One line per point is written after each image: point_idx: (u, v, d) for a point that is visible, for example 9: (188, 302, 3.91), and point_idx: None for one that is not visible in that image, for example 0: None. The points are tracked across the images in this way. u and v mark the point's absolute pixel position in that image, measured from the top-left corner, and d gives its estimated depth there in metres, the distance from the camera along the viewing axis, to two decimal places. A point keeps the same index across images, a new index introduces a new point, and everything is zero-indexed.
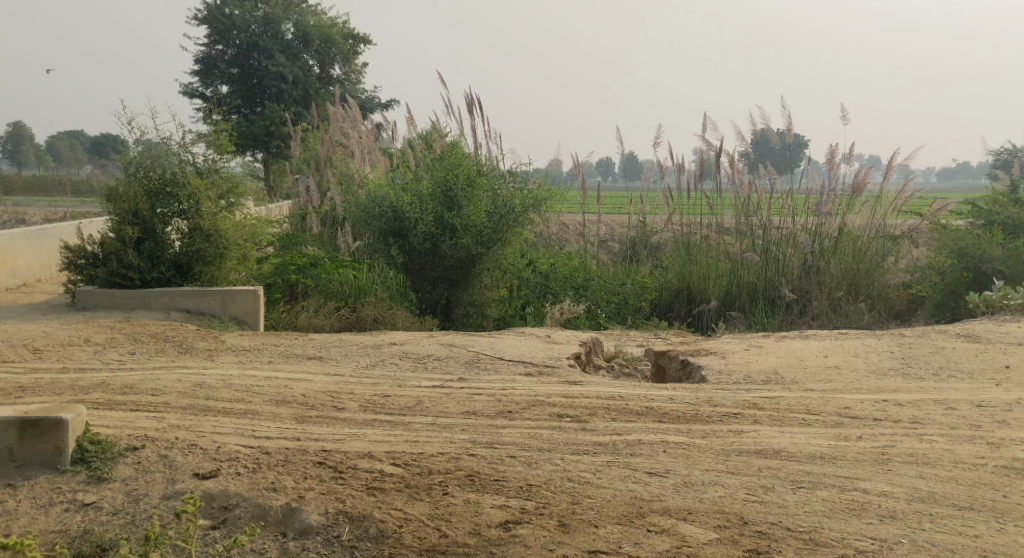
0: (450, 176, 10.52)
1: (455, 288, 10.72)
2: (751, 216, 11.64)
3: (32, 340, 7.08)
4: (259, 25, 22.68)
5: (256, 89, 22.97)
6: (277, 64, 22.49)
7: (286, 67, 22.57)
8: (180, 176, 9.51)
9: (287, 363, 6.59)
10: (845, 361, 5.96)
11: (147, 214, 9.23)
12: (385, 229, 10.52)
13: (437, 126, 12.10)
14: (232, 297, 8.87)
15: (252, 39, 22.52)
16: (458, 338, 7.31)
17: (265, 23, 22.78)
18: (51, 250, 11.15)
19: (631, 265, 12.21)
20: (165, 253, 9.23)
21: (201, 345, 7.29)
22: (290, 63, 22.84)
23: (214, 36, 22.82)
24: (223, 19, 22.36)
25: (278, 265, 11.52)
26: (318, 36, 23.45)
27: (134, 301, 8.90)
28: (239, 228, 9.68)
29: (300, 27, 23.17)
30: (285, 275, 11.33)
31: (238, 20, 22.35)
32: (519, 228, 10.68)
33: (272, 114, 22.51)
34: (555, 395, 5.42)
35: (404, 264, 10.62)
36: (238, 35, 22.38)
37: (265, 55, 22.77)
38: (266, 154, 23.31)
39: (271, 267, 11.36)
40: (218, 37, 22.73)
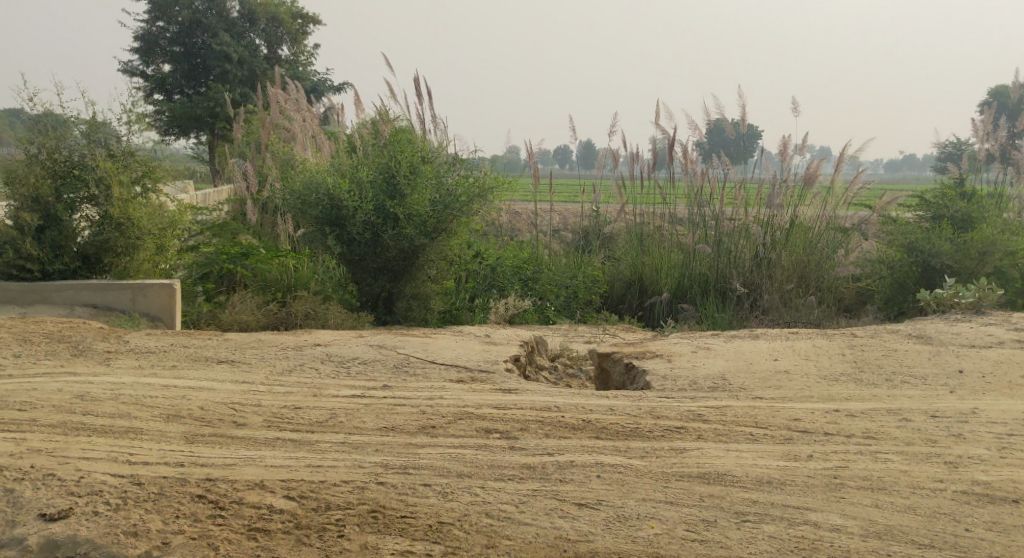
0: (393, 162, 9.91)
1: (397, 279, 10.03)
2: (704, 206, 11.17)
3: None
4: (203, 2, 21.71)
5: (200, 69, 22.02)
6: (221, 44, 21.58)
7: (231, 47, 21.66)
8: (88, 160, 8.82)
9: (191, 368, 5.92)
10: (796, 365, 5.36)
11: (50, 201, 8.53)
12: (321, 218, 9.87)
13: (380, 109, 11.41)
14: (143, 291, 8.27)
15: (195, 17, 21.53)
16: (387, 338, 6.67)
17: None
18: None
19: (582, 256, 11.69)
20: (70, 244, 8.59)
21: (100, 348, 6.60)
22: (235, 43, 21.92)
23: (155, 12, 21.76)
24: None
25: (208, 254, 10.84)
26: (264, 15, 22.55)
27: (32, 295, 8.26)
28: (154, 216, 9.02)
29: (246, 5, 22.24)
30: (217, 266, 10.67)
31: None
32: (464, 218, 10.05)
33: (216, 95, 21.57)
34: (484, 407, 4.82)
35: (343, 255, 9.95)
36: (180, 12, 21.38)
37: (208, 34, 21.80)
38: (210, 136, 22.38)
39: (202, 258, 10.69)
40: (159, 14, 21.68)
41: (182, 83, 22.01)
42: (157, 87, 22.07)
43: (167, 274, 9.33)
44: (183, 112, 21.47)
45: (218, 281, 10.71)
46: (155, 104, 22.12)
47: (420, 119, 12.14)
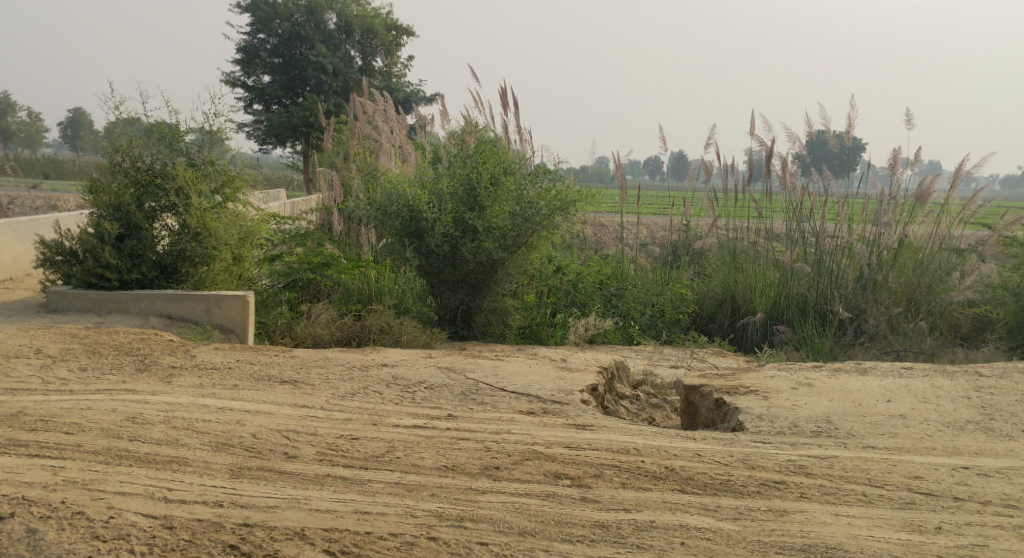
0: (474, 174, 9.56)
1: (476, 293, 9.67)
2: (803, 222, 10.48)
3: None
4: (302, 14, 21.87)
5: (297, 80, 22.22)
6: (318, 54, 21.70)
7: (328, 58, 21.77)
8: (169, 168, 8.72)
9: (252, 387, 5.64)
10: (913, 409, 4.73)
11: (131, 209, 8.45)
12: (400, 230, 9.57)
13: (465, 119, 11.07)
14: (218, 302, 8.10)
15: (294, 29, 21.73)
16: (458, 361, 6.26)
17: (307, 12, 21.99)
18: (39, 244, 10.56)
19: (670, 271, 11.12)
20: (148, 253, 8.47)
21: (165, 363, 6.40)
22: (332, 54, 22.04)
23: (256, 25, 22.09)
24: (265, 8, 21.60)
25: (289, 263, 10.67)
26: (360, 27, 22.63)
27: (110, 304, 8.20)
28: (231, 226, 8.85)
29: (343, 17, 22.34)
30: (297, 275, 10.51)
31: (281, 9, 21.61)
32: (545, 233, 9.60)
33: (311, 106, 21.71)
34: (556, 446, 4.36)
35: (421, 268, 9.65)
36: (280, 24, 21.61)
37: (306, 45, 21.98)
38: (305, 146, 22.56)
39: (283, 268, 10.53)
40: (259, 26, 21.98)
41: (280, 94, 22.24)
42: (257, 97, 22.38)
43: (243, 284, 9.18)
44: (281, 122, 21.70)
45: (298, 290, 10.53)
46: (254, 114, 22.46)
47: (505, 129, 11.76)
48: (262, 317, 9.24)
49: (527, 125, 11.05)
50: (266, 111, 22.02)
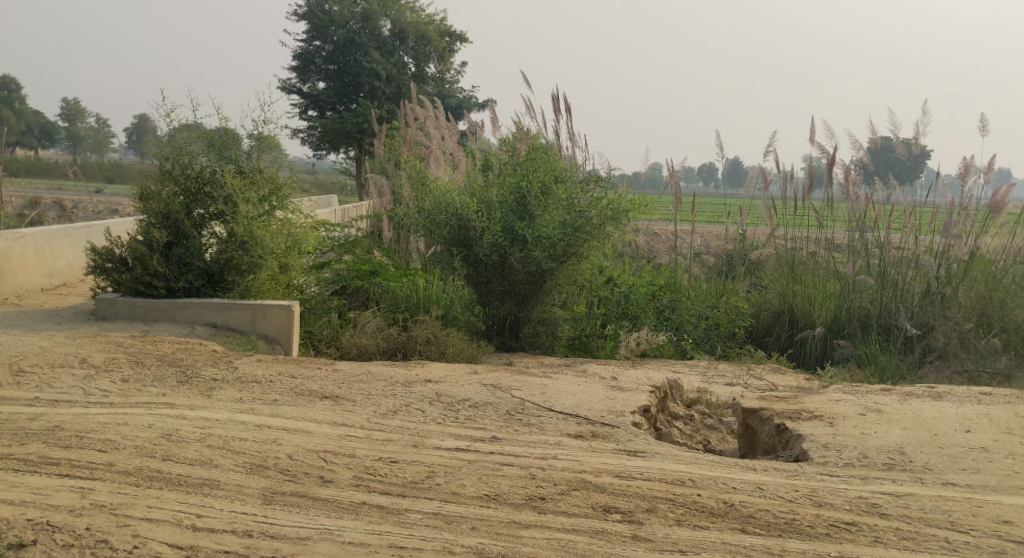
0: (523, 182, 9.33)
1: (525, 303, 9.45)
2: (866, 232, 10.07)
3: (21, 367, 6.36)
4: (357, 21, 21.88)
5: (352, 86, 22.25)
6: (372, 61, 21.69)
7: (381, 65, 21.75)
8: (218, 176, 8.65)
9: (292, 403, 5.47)
10: (996, 441, 4.39)
11: (179, 216, 8.38)
12: (448, 239, 9.39)
13: (517, 126, 10.86)
14: (263, 311, 8.00)
15: (349, 36, 21.75)
16: (504, 378, 6.03)
17: (363, 19, 21.99)
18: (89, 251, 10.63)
19: (725, 282, 10.76)
20: (195, 260, 8.37)
21: (207, 375, 6.29)
22: (385, 60, 22.02)
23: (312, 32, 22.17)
24: (322, 15, 21.66)
25: (337, 271, 10.56)
26: (414, 33, 22.57)
27: (157, 313, 8.14)
28: (277, 235, 8.74)
29: (398, 24, 22.29)
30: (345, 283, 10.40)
31: (336, 16, 21.64)
32: (596, 242, 9.33)
33: (365, 112, 21.72)
34: (605, 474, 4.12)
35: (469, 277, 9.46)
36: (335, 31, 21.68)
37: (361, 52, 21.99)
38: (358, 151, 22.58)
39: (331, 276, 10.43)
40: (315, 33, 22.05)
41: (335, 100, 22.29)
42: (312, 103, 22.49)
43: (289, 293, 9.08)
44: (334, 128, 21.74)
45: (347, 297, 10.40)
46: (308, 120, 22.57)
47: (557, 136, 11.53)
48: (309, 326, 9.13)
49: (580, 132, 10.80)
50: (320, 118, 22.11)
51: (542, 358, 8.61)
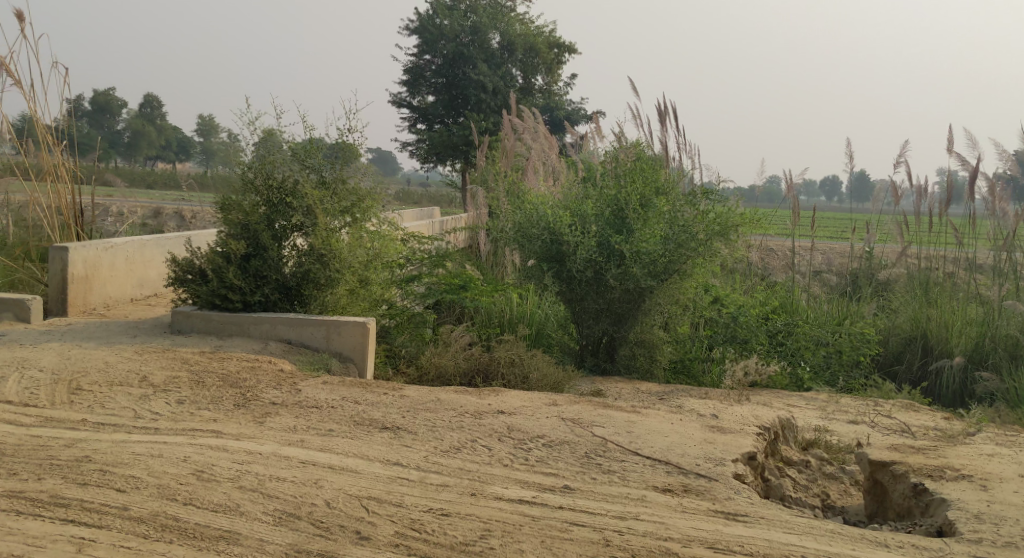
0: (622, 194, 8.71)
1: (620, 324, 8.72)
2: (1014, 251, 9.07)
3: (79, 384, 6.03)
4: (467, 35, 21.50)
5: (459, 99, 21.90)
6: (479, 73, 21.27)
7: (489, 77, 21.31)
8: (300, 186, 8.00)
9: (347, 435, 4.91)
10: None
11: (260, 227, 7.74)
12: (539, 254, 8.77)
13: (621, 136, 10.16)
14: (338, 329, 7.37)
15: (459, 49, 21.35)
16: (588, 412, 5.33)
17: (472, 32, 21.58)
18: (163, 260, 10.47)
19: (848, 303, 9.71)
20: (273, 274, 7.77)
21: (267, 398, 5.79)
22: (493, 73, 21.57)
23: (422, 46, 21.88)
24: (433, 29, 21.37)
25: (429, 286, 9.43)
26: (523, 45, 22.04)
27: (232, 327, 7.58)
28: (355, 248, 8.11)
29: (506, 36, 21.80)
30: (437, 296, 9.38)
31: (447, 30, 21.29)
32: (699, 260, 8.51)
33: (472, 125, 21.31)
34: (695, 544, 3.45)
35: (562, 294, 8.81)
36: (445, 45, 21.34)
37: (469, 65, 21.61)
38: (465, 165, 22.18)
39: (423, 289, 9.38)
40: (425, 48, 21.75)
41: (443, 113, 21.99)
42: (421, 116, 22.26)
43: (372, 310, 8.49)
44: (441, 142, 21.43)
45: (441, 311, 9.75)
46: (417, 133, 22.35)
47: (664, 147, 10.77)
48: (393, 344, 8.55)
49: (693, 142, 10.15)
50: (428, 131, 21.85)
51: (641, 384, 7.87)
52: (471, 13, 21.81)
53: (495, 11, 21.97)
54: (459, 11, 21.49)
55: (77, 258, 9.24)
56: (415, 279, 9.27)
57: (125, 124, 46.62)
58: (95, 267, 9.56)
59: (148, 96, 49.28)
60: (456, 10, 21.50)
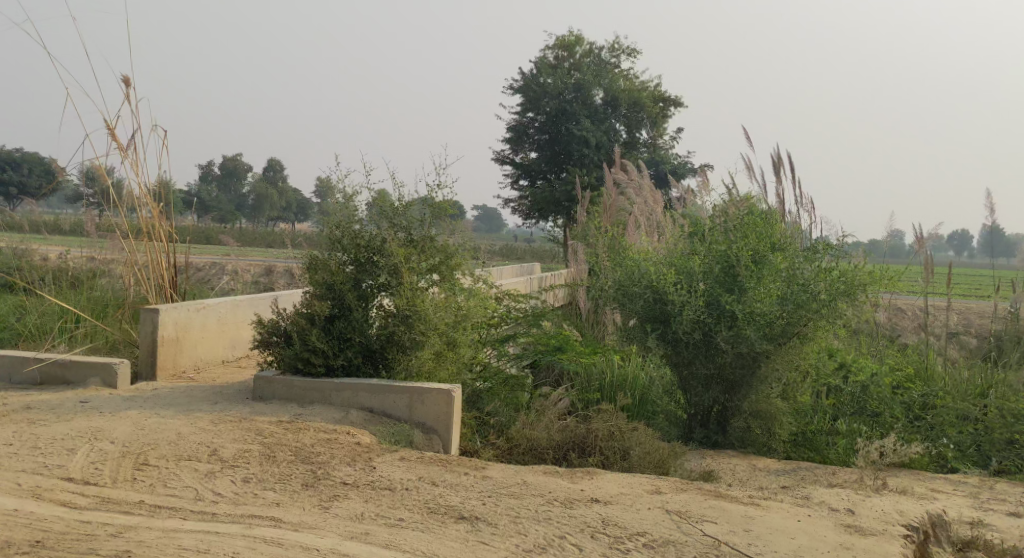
0: (731, 250, 7.94)
1: (733, 391, 7.93)
2: None
3: (146, 459, 5.64)
4: (570, 91, 21.14)
5: (563, 155, 21.46)
6: (582, 129, 20.75)
7: (592, 133, 20.76)
8: (387, 244, 7.28)
9: (420, 528, 4.33)
10: None
11: (345, 286, 7.05)
12: (642, 314, 8.12)
13: (732, 190, 9.43)
14: (422, 396, 6.59)
15: (562, 105, 20.98)
16: (695, 504, 4.57)
17: (576, 88, 21.21)
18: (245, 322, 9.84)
19: (992, 368, 8.61)
20: (359, 336, 7.01)
21: (341, 473, 5.21)
22: (597, 128, 21.04)
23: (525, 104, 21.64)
24: (536, 87, 21.13)
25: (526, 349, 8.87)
26: (627, 100, 21.47)
27: (313, 394, 6.88)
28: (443, 308, 7.22)
29: (610, 91, 21.31)
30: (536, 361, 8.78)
31: (550, 87, 21.03)
32: (825, 325, 7.68)
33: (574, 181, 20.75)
34: None
35: (668, 358, 8.10)
36: (548, 102, 21.01)
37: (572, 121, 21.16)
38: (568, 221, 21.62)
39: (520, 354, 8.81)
40: (528, 105, 21.48)
41: (545, 169, 21.56)
42: (524, 173, 21.92)
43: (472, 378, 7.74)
44: (544, 197, 20.96)
45: (539, 372, 9.11)
46: (520, 191, 22.04)
47: (780, 200, 9.97)
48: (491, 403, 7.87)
49: (810, 198, 9.50)
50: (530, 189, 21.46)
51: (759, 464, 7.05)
52: (575, 70, 21.48)
53: (599, 68, 21.57)
54: (563, 68, 21.22)
55: (168, 320, 8.77)
56: (510, 339, 8.59)
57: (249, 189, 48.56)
58: (186, 329, 9.01)
59: (273, 161, 51.32)
60: (560, 68, 21.25)
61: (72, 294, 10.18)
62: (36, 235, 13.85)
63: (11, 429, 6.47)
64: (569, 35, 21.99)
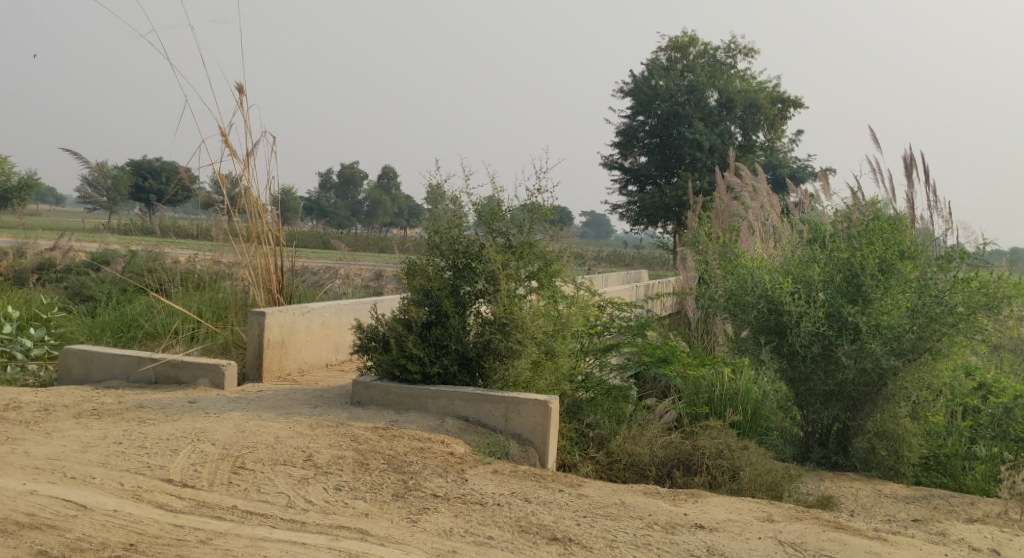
0: (856, 257, 7.53)
1: (855, 409, 7.46)
2: None
3: (244, 462, 5.29)
4: (684, 94, 20.66)
5: (673, 159, 20.94)
6: (695, 132, 20.18)
7: (705, 136, 20.16)
8: (486, 249, 7.11)
9: (508, 551, 4.13)
10: None
11: (442, 293, 6.92)
12: (755, 326, 7.77)
13: (856, 194, 8.88)
14: (518, 407, 6.36)
15: (674, 108, 20.47)
16: (812, 536, 4.23)
17: (690, 91, 20.68)
18: (346, 325, 9.40)
19: None
20: (455, 343, 6.86)
21: (432, 485, 4.95)
22: (711, 131, 20.43)
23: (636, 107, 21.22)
24: (647, 90, 20.70)
25: (631, 358, 8.53)
26: (743, 102, 20.79)
27: (410, 401, 6.72)
28: (540, 316, 6.99)
29: (725, 93, 20.68)
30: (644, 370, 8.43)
31: (662, 90, 20.56)
32: (960, 340, 7.12)
33: (685, 185, 20.19)
34: None
35: (783, 373, 7.67)
36: (660, 105, 20.53)
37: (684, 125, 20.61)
38: (678, 226, 21.06)
39: (624, 362, 8.47)
40: (639, 108, 21.06)
41: (655, 174, 21.09)
42: (633, 178, 21.55)
43: (574, 388, 7.54)
44: (654, 203, 20.54)
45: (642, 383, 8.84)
46: (628, 195, 21.65)
47: (909, 204, 9.33)
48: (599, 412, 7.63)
49: (944, 204, 8.86)
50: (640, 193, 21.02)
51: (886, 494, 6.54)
52: (688, 72, 20.95)
53: (713, 69, 20.96)
54: (676, 70, 20.73)
55: (274, 323, 8.39)
56: (614, 348, 8.29)
57: (364, 195, 49.69)
58: (291, 331, 8.63)
59: (387, 167, 52.33)
60: (672, 70, 20.76)
61: (194, 294, 10.27)
62: (169, 238, 14.24)
63: (120, 428, 6.16)
64: (683, 36, 21.50)
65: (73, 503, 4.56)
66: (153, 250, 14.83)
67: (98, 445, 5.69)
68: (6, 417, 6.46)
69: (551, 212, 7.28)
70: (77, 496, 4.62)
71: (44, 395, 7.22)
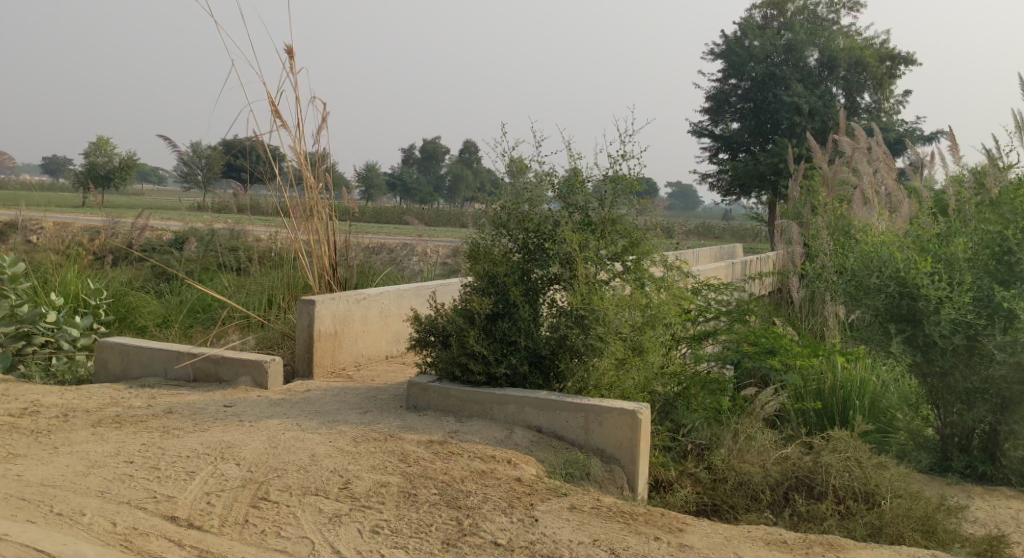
0: (1011, 230, 6.23)
1: (1007, 411, 6.12)
2: None
3: (266, 492, 4.23)
4: (780, 54, 19.10)
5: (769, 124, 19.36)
6: (793, 95, 18.57)
7: (803, 98, 18.52)
8: (560, 227, 6.01)
9: None
10: None
11: (510, 280, 5.87)
12: (882, 312, 6.41)
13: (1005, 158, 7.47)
14: (600, 417, 5.29)
15: (769, 69, 18.90)
16: None
17: (787, 50, 19.09)
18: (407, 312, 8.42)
19: None
20: (524, 338, 5.79)
21: (491, 527, 3.92)
22: (810, 93, 18.80)
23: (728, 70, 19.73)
24: (740, 50, 19.17)
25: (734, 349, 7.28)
26: (847, 61, 19.06)
27: (473, 407, 5.70)
28: (625, 306, 5.86)
29: (827, 51, 19.02)
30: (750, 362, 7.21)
31: (757, 50, 19.00)
32: None
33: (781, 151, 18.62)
34: None
35: (915, 368, 6.40)
36: (754, 67, 18.99)
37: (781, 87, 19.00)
38: (773, 196, 19.47)
39: (723, 351, 7.25)
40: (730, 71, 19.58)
41: (748, 141, 19.54)
42: (724, 145, 20.05)
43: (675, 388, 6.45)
44: (747, 171, 19.03)
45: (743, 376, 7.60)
46: (719, 164, 20.19)
47: None
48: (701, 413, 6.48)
49: None
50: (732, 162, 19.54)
51: None
52: (785, 30, 19.34)
53: (813, 26, 19.27)
54: (772, 29, 19.14)
55: (325, 313, 7.45)
56: (710, 336, 7.01)
57: (447, 170, 49.11)
58: (346, 321, 7.70)
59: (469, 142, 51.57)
60: (768, 29, 19.17)
61: (252, 275, 9.39)
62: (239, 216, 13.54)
63: (137, 440, 5.05)
64: None
65: (48, 553, 3.52)
66: (227, 228, 14.17)
67: (106, 464, 4.58)
68: (17, 422, 5.40)
69: (639, 185, 6.14)
70: (53, 543, 3.59)
71: (67, 395, 6.18)
